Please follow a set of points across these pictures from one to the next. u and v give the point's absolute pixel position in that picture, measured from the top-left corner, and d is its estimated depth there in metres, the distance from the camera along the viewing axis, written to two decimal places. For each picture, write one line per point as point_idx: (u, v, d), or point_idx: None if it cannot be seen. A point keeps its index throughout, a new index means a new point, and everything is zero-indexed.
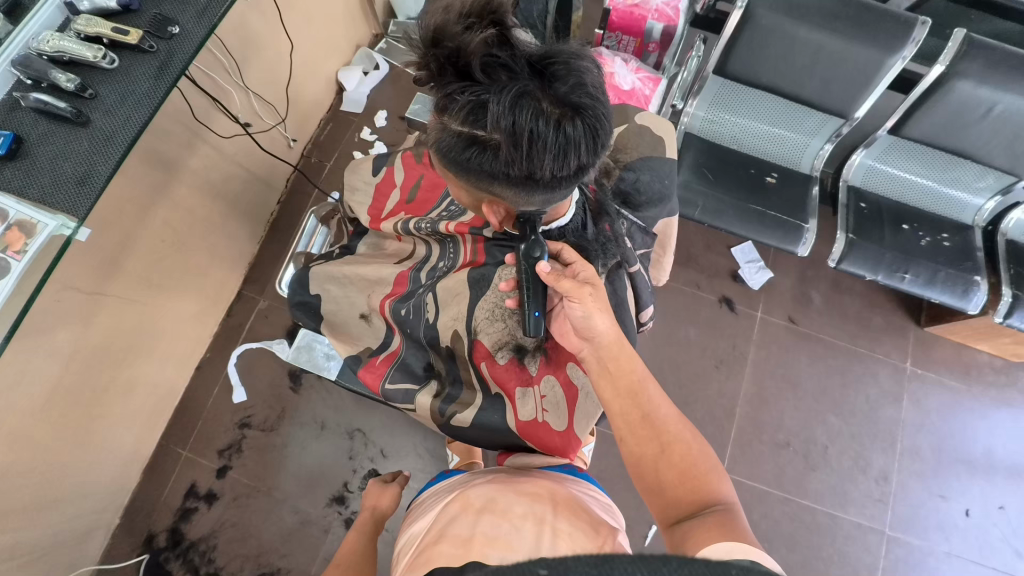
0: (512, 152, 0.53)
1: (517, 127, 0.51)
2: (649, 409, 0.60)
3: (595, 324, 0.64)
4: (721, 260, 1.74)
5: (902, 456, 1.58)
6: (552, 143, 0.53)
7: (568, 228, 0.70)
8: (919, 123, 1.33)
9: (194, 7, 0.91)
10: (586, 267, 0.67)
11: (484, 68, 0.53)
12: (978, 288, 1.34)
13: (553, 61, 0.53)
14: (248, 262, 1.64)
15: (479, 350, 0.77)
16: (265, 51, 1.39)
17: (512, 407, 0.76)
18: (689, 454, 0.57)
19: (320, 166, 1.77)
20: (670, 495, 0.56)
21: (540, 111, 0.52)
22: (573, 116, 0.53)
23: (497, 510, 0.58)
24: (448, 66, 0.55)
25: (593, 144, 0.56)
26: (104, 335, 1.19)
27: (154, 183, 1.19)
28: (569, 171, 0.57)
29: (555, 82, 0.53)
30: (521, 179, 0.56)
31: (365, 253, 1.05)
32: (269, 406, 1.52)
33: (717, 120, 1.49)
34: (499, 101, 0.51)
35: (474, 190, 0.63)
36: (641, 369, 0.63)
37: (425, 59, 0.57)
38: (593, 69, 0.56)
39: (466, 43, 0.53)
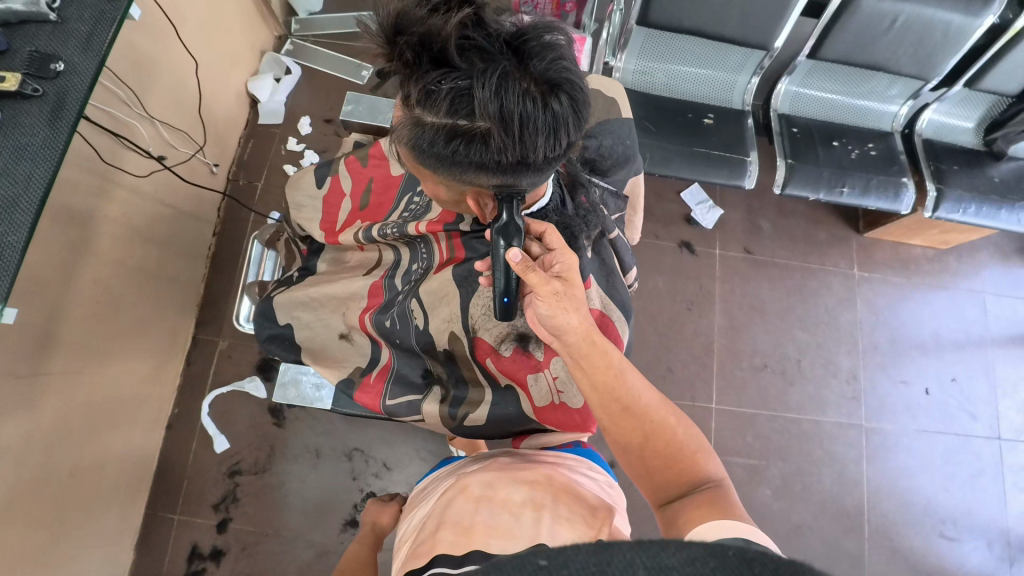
0: (503, 138, 0.50)
1: (506, 112, 0.49)
2: (630, 400, 0.61)
3: (562, 324, 0.62)
4: (674, 206, 1.78)
5: (865, 354, 1.71)
6: (543, 124, 0.51)
7: (549, 208, 0.68)
8: (833, 44, 1.40)
9: (75, 37, 0.81)
10: (564, 258, 0.65)
11: (460, 53, 0.49)
12: (906, 189, 1.46)
13: (530, 35, 0.50)
14: (196, 304, 1.53)
15: (482, 346, 0.75)
16: (164, 75, 1.27)
17: (526, 395, 0.75)
18: (675, 438, 0.61)
19: (250, 188, 1.65)
20: (659, 478, 0.60)
21: (526, 91, 0.49)
22: (559, 93, 0.51)
23: (497, 500, 0.57)
24: (420, 55, 0.51)
25: (580, 119, 0.54)
26: (56, 415, 1.08)
27: (73, 241, 1.08)
28: (560, 150, 0.55)
29: (533, 59, 0.50)
30: (513, 164, 0.54)
31: (327, 270, 1.00)
32: (257, 447, 1.45)
33: (648, 71, 1.50)
34: (484, 86, 0.48)
35: (457, 183, 0.60)
36: (617, 361, 0.62)
37: (393, 51, 0.53)
38: (567, 40, 0.53)
39: (437, 27, 0.49)
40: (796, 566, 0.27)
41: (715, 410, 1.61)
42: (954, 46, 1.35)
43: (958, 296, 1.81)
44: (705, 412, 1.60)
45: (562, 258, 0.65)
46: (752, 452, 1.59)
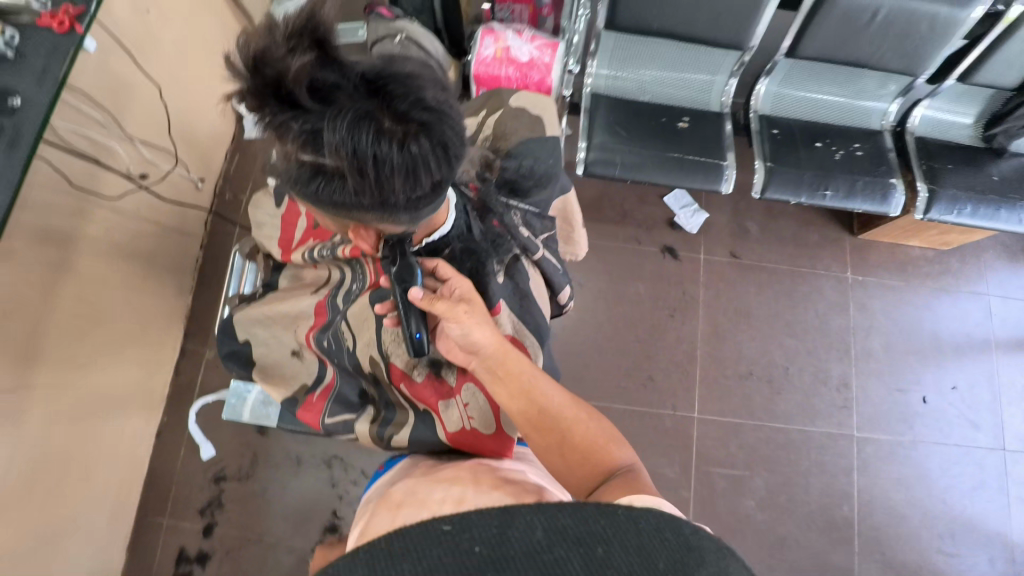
0: (359, 178, 0.51)
1: (360, 154, 0.49)
2: (543, 402, 0.63)
3: (475, 339, 0.66)
4: (656, 210, 1.75)
5: (858, 360, 1.65)
6: (400, 165, 0.51)
7: (451, 235, 0.70)
8: (811, 41, 1.35)
9: (32, 72, 0.85)
10: (461, 283, 0.68)
11: (313, 93, 0.49)
12: (895, 190, 1.40)
13: (389, 77, 0.49)
14: (183, 316, 1.58)
15: (396, 372, 0.76)
16: (141, 97, 1.31)
17: (439, 421, 0.75)
18: (589, 431, 0.61)
19: (235, 203, 1.72)
20: (575, 471, 0.58)
21: (381, 133, 0.49)
22: (418, 135, 0.51)
23: (418, 502, 0.55)
24: (273, 95, 0.50)
25: (446, 159, 0.54)
26: (43, 427, 1.14)
27: (53, 261, 1.13)
28: (425, 188, 0.55)
29: (392, 100, 0.49)
30: (377, 202, 0.54)
31: (286, 287, 1.01)
32: (241, 454, 1.49)
33: (619, 76, 1.48)
34: (335, 128, 0.48)
35: (335, 216, 0.60)
36: (529, 368, 0.66)
37: (244, 88, 0.51)
38: (431, 81, 0.52)
39: (286, 66, 0.47)
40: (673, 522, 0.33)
41: (698, 419, 1.57)
42: (942, 39, 1.29)
43: (961, 299, 1.73)
44: (687, 421, 1.57)
45: (459, 284, 0.68)
46: (737, 463, 1.55)
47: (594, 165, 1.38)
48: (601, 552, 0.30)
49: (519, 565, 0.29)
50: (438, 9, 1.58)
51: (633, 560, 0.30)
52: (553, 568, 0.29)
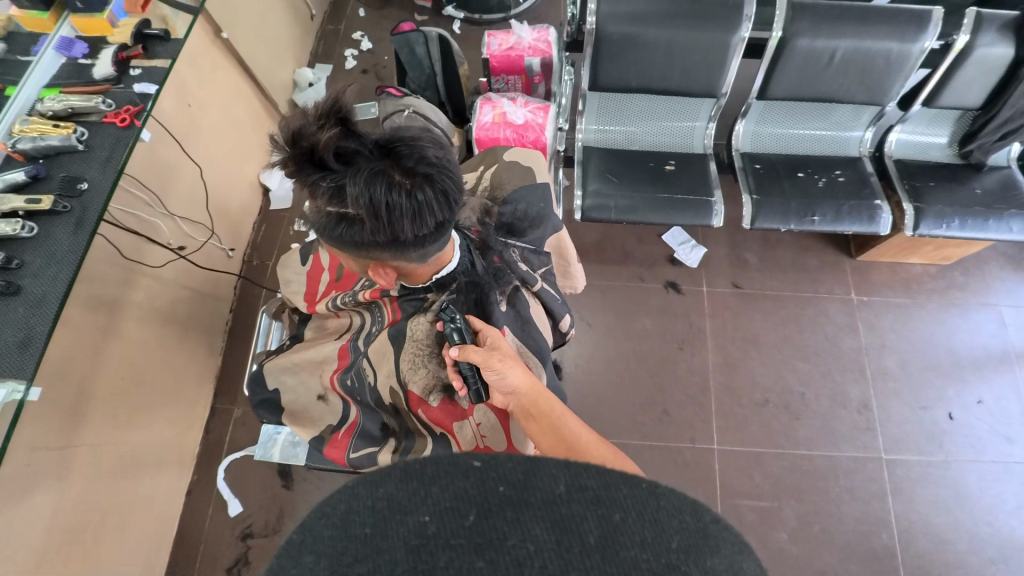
0: (375, 222, 0.60)
1: (375, 202, 0.58)
2: (570, 437, 0.64)
3: (509, 379, 0.69)
4: (657, 248, 1.84)
5: (875, 381, 1.65)
6: (408, 209, 0.60)
7: (458, 271, 0.78)
8: (778, 83, 1.48)
9: (98, 160, 1.00)
10: (491, 331, 0.75)
11: (338, 157, 0.59)
12: (881, 211, 1.47)
13: (397, 140, 0.60)
14: (214, 376, 1.67)
15: (413, 398, 0.82)
16: (181, 178, 1.48)
17: (454, 439, 0.83)
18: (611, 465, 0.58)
19: (262, 267, 1.83)
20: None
21: (392, 184, 0.59)
22: (423, 185, 0.60)
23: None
24: (305, 161, 0.60)
25: (447, 203, 0.64)
26: (83, 484, 1.20)
27: (100, 326, 1.24)
28: (430, 227, 0.64)
29: (401, 158, 0.60)
30: (390, 241, 0.63)
31: (311, 337, 1.09)
32: (267, 509, 1.52)
33: (608, 129, 1.63)
34: (355, 182, 0.58)
35: (357, 257, 0.70)
36: (559, 407, 0.69)
37: (282, 155, 0.62)
38: (432, 140, 0.63)
39: (316, 138, 0.58)
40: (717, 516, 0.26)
41: (718, 450, 1.56)
42: (900, 72, 1.41)
43: (971, 313, 1.73)
44: (707, 452, 1.56)
45: (490, 334, 0.74)
46: (765, 494, 1.52)
47: (590, 211, 1.48)
48: (617, 518, 0.25)
49: (537, 513, 0.24)
50: (441, 85, 1.78)
51: (649, 536, 0.24)
52: (569, 523, 0.24)
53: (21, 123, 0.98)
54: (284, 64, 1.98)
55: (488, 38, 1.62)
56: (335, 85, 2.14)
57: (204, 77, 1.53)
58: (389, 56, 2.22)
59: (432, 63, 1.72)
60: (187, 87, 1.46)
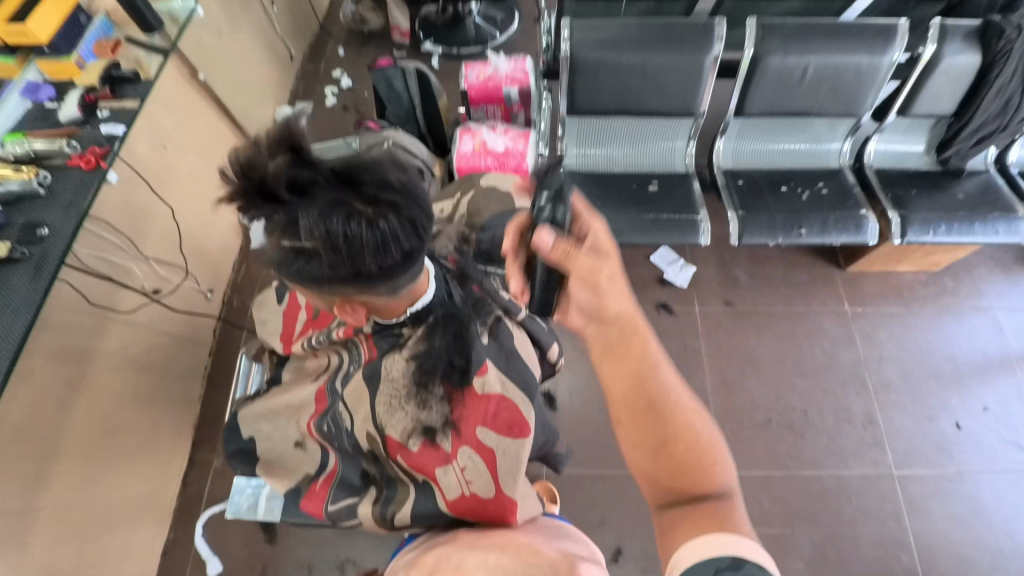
0: (335, 255, 0.56)
1: (332, 234, 0.55)
2: (655, 396, 0.63)
3: (610, 304, 0.67)
4: (646, 269, 1.81)
5: (877, 393, 1.61)
6: (370, 240, 0.56)
7: (434, 303, 0.75)
8: (754, 101, 1.49)
9: (61, 205, 0.95)
10: (599, 231, 0.69)
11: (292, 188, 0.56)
12: (867, 220, 1.46)
13: (357, 168, 0.57)
14: (193, 424, 1.58)
15: (392, 444, 0.76)
16: (156, 220, 1.44)
17: (439, 489, 0.75)
18: (695, 445, 0.62)
19: (242, 307, 1.77)
20: (666, 482, 0.62)
21: (351, 214, 0.55)
22: (387, 213, 0.57)
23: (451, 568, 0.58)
24: (255, 194, 0.56)
25: (413, 233, 0.60)
26: (47, 551, 1.11)
27: (67, 378, 1.17)
28: (396, 260, 0.60)
29: (362, 187, 0.57)
30: (352, 275, 0.59)
31: (291, 380, 1.01)
32: (249, 567, 1.42)
33: (588, 153, 1.62)
34: (310, 213, 0.54)
35: (321, 294, 0.66)
36: (653, 353, 0.66)
37: (231, 188, 0.58)
38: (396, 168, 0.60)
39: (266, 169, 0.54)
40: None
41: None
42: (872, 84, 1.43)
43: (966, 318, 1.71)
44: None
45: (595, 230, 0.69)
46: (776, 520, 1.44)
47: None
48: None
49: None
50: (421, 117, 1.77)
51: None
52: None
53: None
54: (262, 104, 1.98)
55: (466, 69, 1.64)
56: (316, 122, 2.14)
57: (180, 119, 1.51)
58: (368, 91, 2.24)
59: (411, 96, 1.72)
60: (162, 128, 1.44)
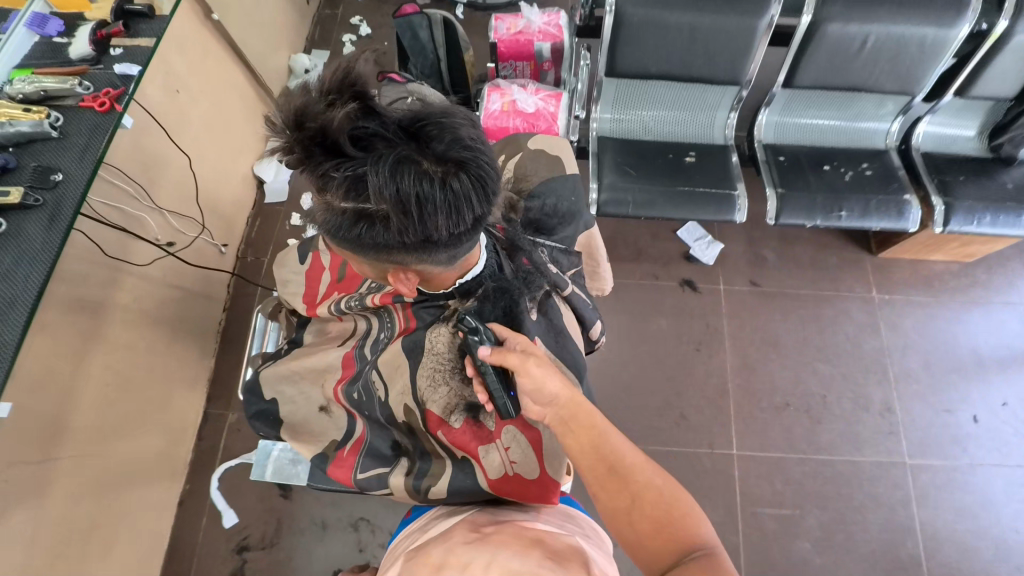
0: (404, 220, 0.52)
1: (403, 194, 0.50)
2: (614, 458, 0.63)
3: (547, 389, 0.65)
4: (671, 245, 1.76)
5: (898, 382, 1.59)
6: (442, 203, 0.52)
7: (484, 274, 0.72)
8: (805, 72, 1.40)
9: (74, 149, 0.89)
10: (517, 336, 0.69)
11: (355, 143, 0.51)
12: (910, 205, 1.39)
13: (425, 120, 0.52)
14: (207, 380, 1.58)
15: (432, 419, 0.74)
16: (169, 170, 1.38)
17: (479, 467, 0.72)
18: (661, 502, 0.59)
19: (257, 264, 1.73)
20: (650, 546, 0.57)
21: (422, 173, 0.50)
22: (461, 173, 0.52)
23: (459, 565, 0.50)
24: (313, 146, 0.52)
25: (484, 195, 0.56)
26: (66, 500, 1.12)
27: (82, 330, 1.15)
28: (466, 224, 0.56)
29: (431, 142, 0.52)
30: (419, 242, 0.55)
31: (313, 342, 0.98)
32: (264, 521, 1.44)
33: (624, 118, 1.54)
34: (378, 172, 0.49)
35: (376, 262, 0.62)
36: (601, 420, 0.66)
37: (284, 140, 0.54)
38: (466, 120, 0.54)
39: (326, 118, 0.51)
40: None
41: (737, 456, 1.50)
42: (933, 59, 1.33)
43: (995, 312, 1.67)
44: (726, 459, 1.49)
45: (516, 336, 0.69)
46: (786, 501, 1.45)
47: (606, 205, 1.40)
48: None
49: None
50: (446, 72, 1.68)
51: None
52: None
53: None
54: (278, 51, 1.87)
55: (495, 22, 1.53)
56: None
57: (193, 62, 1.42)
58: (389, 42, 2.11)
59: (436, 48, 1.62)
60: (174, 72, 1.35)
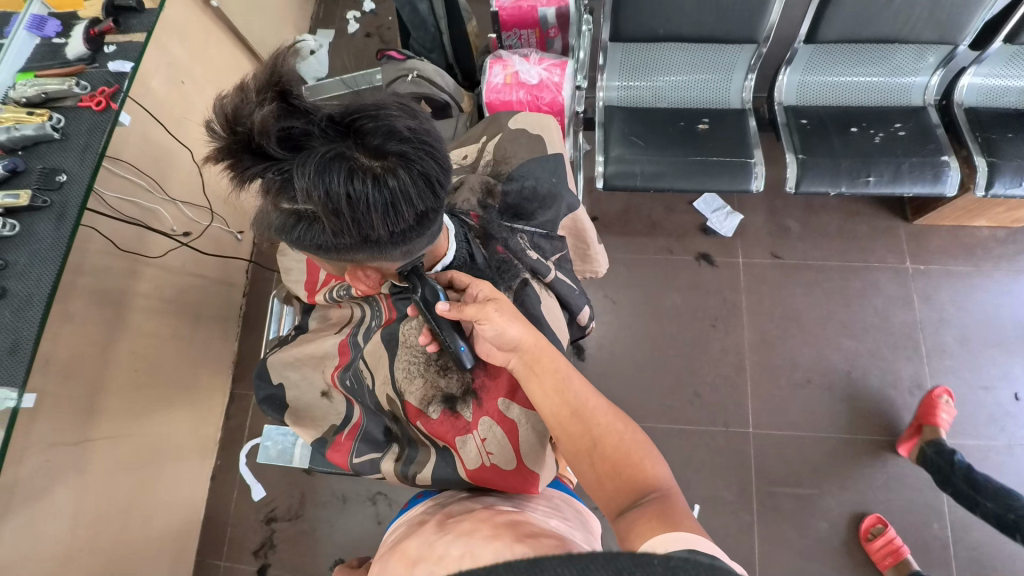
0: (337, 220, 0.53)
1: (333, 194, 0.51)
2: (577, 403, 0.65)
3: (510, 334, 0.67)
4: (687, 217, 1.69)
5: (930, 358, 1.50)
6: (377, 200, 0.53)
7: (454, 264, 0.74)
8: (830, 25, 1.28)
9: (76, 149, 0.92)
10: (482, 286, 0.71)
11: (282, 143, 0.52)
12: (949, 168, 1.27)
13: (360, 114, 0.53)
14: (231, 361, 1.65)
15: (412, 410, 0.78)
16: (178, 161, 1.42)
17: (458, 457, 0.75)
18: (623, 444, 0.61)
19: (273, 249, 1.77)
20: (609, 486, 0.58)
21: (354, 170, 0.51)
22: (395, 167, 0.53)
23: (434, 559, 0.51)
24: (242, 149, 0.53)
25: (425, 190, 0.56)
26: (105, 478, 1.21)
27: (107, 320, 1.21)
28: (407, 222, 0.57)
29: (365, 137, 0.53)
30: (358, 242, 0.56)
31: (314, 328, 1.00)
32: (289, 494, 1.51)
33: (632, 86, 1.47)
34: (306, 173, 0.50)
35: (330, 261, 0.64)
36: (564, 366, 0.67)
37: (217, 143, 0.55)
38: (402, 114, 0.55)
39: (253, 119, 0.51)
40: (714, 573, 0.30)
41: (754, 435, 1.46)
42: (979, 2, 1.19)
43: None
44: (741, 438, 1.46)
45: (479, 287, 0.70)
46: (804, 481, 1.42)
47: (613, 178, 1.35)
48: None
49: None
50: (448, 45, 1.62)
51: None
52: None
53: None
54: (281, 33, 1.86)
55: None
56: (338, 52, 2.01)
57: (195, 50, 1.43)
58: (393, 16, 2.06)
59: (436, 20, 1.55)
60: (177, 63, 1.37)
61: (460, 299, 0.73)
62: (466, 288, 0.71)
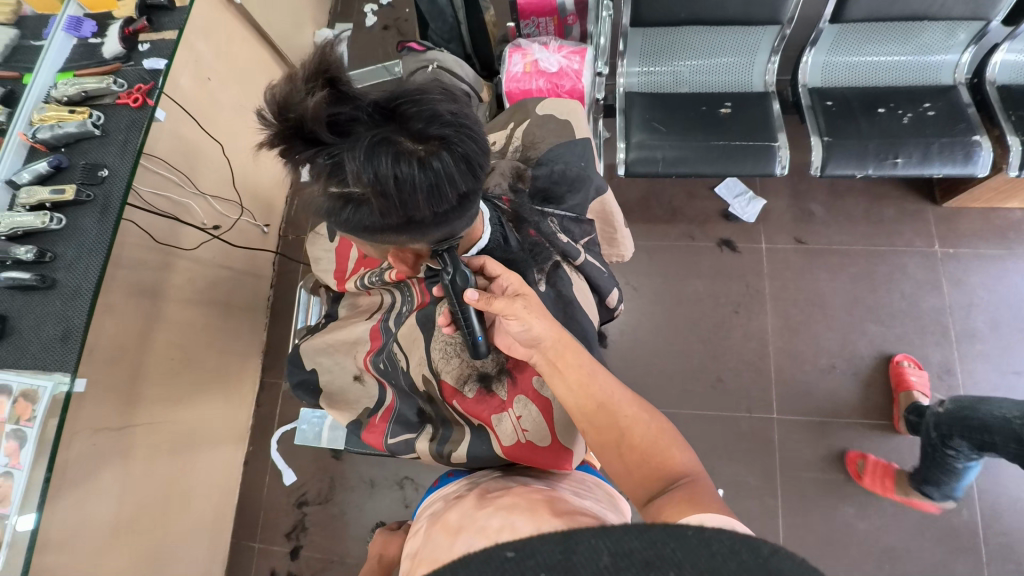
0: (384, 202, 0.55)
1: (380, 176, 0.53)
2: (602, 396, 0.66)
3: (534, 329, 0.68)
4: (708, 203, 1.68)
5: (959, 343, 1.47)
6: (421, 182, 0.54)
7: (490, 246, 0.76)
8: (856, 3, 1.26)
9: (115, 145, 0.96)
10: (510, 277, 0.71)
11: (332, 129, 0.54)
12: (980, 148, 1.24)
13: (404, 99, 0.55)
14: (260, 351, 1.70)
15: (447, 389, 0.81)
16: (207, 156, 1.45)
17: (493, 434, 0.77)
18: (649, 433, 0.62)
19: (297, 241, 1.81)
20: (637, 474, 0.60)
21: (399, 153, 0.53)
22: (438, 150, 0.55)
23: (475, 529, 0.54)
24: (295, 135, 0.56)
25: (466, 171, 0.57)
26: (146, 462, 1.26)
27: (144, 311, 1.26)
28: (449, 203, 0.58)
29: (409, 121, 0.54)
30: (403, 223, 0.58)
31: (345, 315, 1.03)
32: (319, 479, 1.56)
33: (653, 71, 1.47)
34: (355, 157, 0.52)
35: (374, 243, 0.66)
36: (586, 360, 0.69)
37: (270, 131, 0.57)
38: (443, 97, 0.57)
39: (304, 106, 0.53)
40: (750, 543, 0.28)
41: (777, 421, 1.46)
42: None
43: None
44: (765, 423, 1.46)
45: (507, 278, 0.71)
46: (829, 466, 1.41)
47: (635, 165, 1.35)
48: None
49: None
50: (466, 35, 1.62)
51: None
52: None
53: (38, 111, 0.96)
54: (302, 28, 1.88)
55: None
56: (357, 46, 2.02)
57: (221, 47, 1.46)
58: (410, 7, 2.07)
59: (455, 11, 1.56)
60: (204, 60, 1.40)
61: (488, 287, 0.74)
62: (488, 281, 0.72)
